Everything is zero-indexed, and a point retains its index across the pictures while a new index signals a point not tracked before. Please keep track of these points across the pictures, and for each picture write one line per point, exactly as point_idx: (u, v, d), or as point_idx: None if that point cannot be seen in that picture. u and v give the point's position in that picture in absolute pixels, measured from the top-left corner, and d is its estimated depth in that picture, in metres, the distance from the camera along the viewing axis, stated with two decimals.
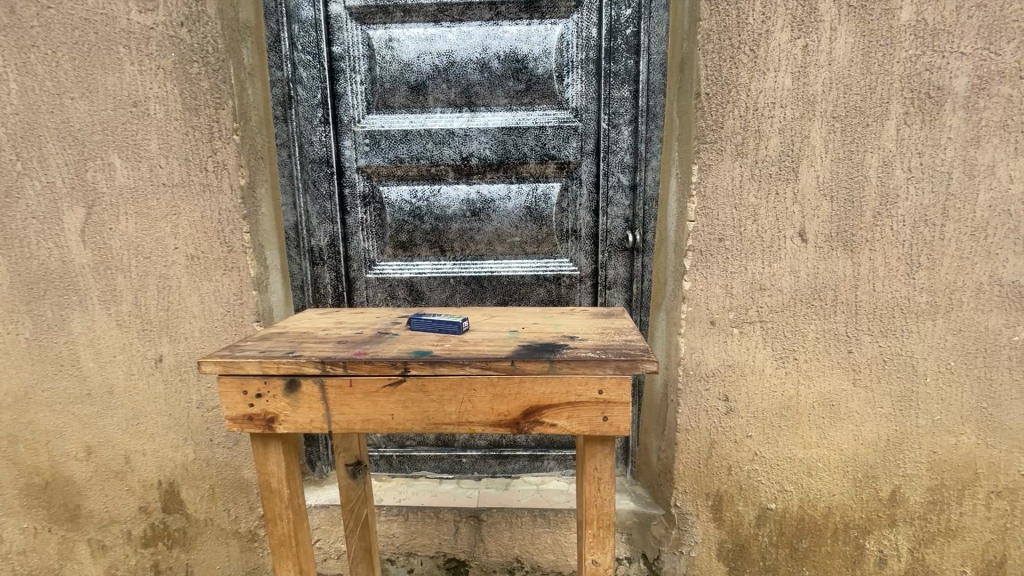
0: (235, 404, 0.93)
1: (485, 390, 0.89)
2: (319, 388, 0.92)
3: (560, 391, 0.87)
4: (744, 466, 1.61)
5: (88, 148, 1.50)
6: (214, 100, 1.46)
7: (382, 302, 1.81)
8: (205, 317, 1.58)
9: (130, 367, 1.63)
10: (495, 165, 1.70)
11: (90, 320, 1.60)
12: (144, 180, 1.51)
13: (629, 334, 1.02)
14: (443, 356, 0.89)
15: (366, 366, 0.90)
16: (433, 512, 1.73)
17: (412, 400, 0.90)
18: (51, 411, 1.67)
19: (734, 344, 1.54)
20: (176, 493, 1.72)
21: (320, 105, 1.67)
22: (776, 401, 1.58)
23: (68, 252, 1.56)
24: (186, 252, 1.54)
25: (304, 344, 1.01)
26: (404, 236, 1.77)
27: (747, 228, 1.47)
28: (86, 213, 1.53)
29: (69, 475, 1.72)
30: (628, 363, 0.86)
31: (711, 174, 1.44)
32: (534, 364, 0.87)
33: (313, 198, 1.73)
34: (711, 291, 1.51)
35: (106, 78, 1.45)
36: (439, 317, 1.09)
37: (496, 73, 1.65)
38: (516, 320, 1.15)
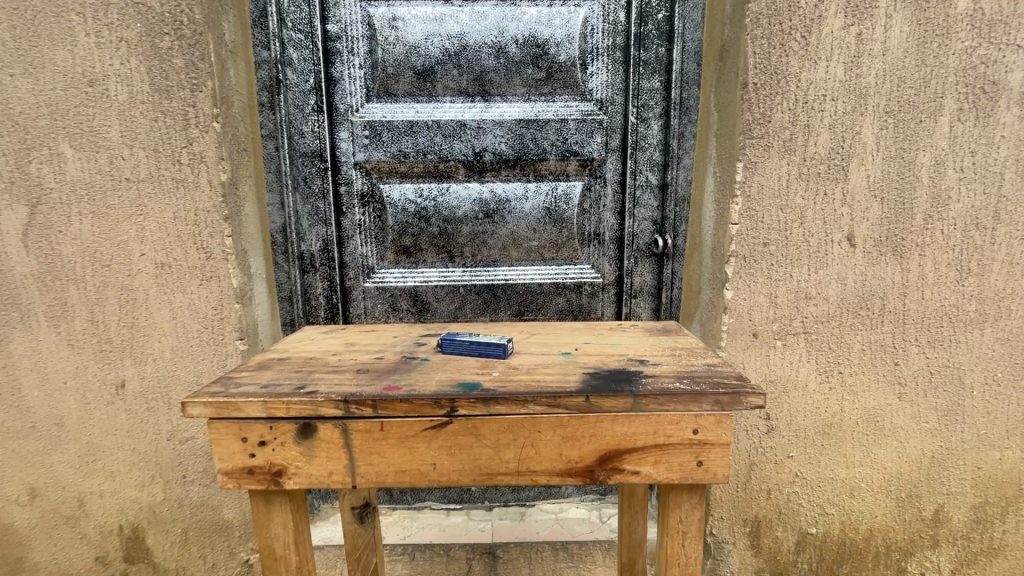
0: (232, 455, 0.73)
1: (553, 432, 0.72)
2: (341, 433, 0.73)
3: (645, 432, 0.71)
4: (784, 489, 1.47)
5: (31, 135, 1.25)
6: (190, 80, 1.23)
7: (382, 315, 1.61)
8: (178, 335, 1.35)
9: (85, 395, 1.39)
10: (511, 161, 1.54)
11: (35, 340, 1.35)
12: (102, 174, 1.27)
13: (705, 356, 0.87)
14: (500, 390, 0.72)
15: (404, 406, 0.71)
16: (443, 551, 1.53)
17: (461, 445, 0.73)
18: None
19: (776, 357, 1.40)
20: (141, 539, 1.48)
21: (313, 91, 1.46)
22: (819, 418, 1.44)
23: (6, 259, 1.30)
24: (155, 260, 1.31)
25: (315, 376, 0.82)
26: (407, 240, 1.58)
27: (794, 231, 1.35)
28: (29, 213, 1.28)
29: (8, 523, 1.45)
30: (730, 397, 0.71)
31: (757, 173, 1.31)
32: (615, 400, 0.71)
33: (303, 197, 1.52)
34: (755, 300, 1.37)
35: (55, 51, 1.21)
36: (476, 337, 0.92)
37: (514, 59, 1.49)
38: (563, 340, 0.98)
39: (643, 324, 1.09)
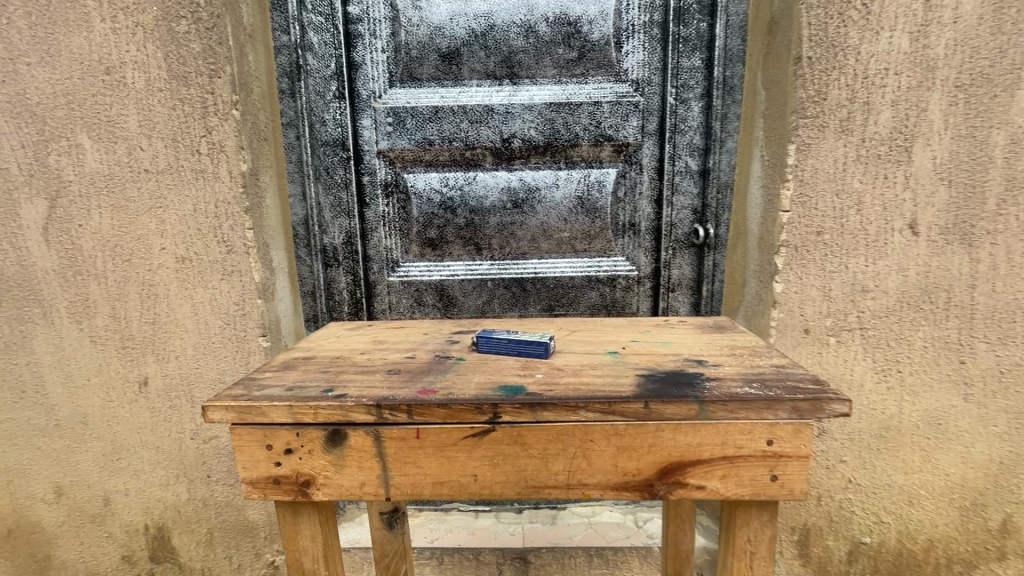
0: (256, 464, 0.68)
1: (608, 442, 0.64)
2: (373, 441, 0.66)
3: (712, 442, 0.63)
4: (836, 495, 1.38)
5: (49, 126, 1.21)
6: (208, 65, 1.18)
7: (407, 310, 1.55)
8: (200, 331, 1.31)
9: (108, 392, 1.35)
10: (541, 148, 1.46)
11: (58, 336, 1.32)
12: (122, 166, 1.23)
13: (769, 358, 0.78)
14: (548, 395, 0.65)
15: (441, 412, 0.65)
16: (472, 554, 1.47)
17: (505, 455, 0.66)
18: (12, 446, 1.38)
19: (829, 355, 1.30)
20: (166, 539, 1.45)
21: (334, 76, 1.40)
22: (875, 420, 1.33)
23: (28, 254, 1.27)
24: (175, 254, 1.27)
25: (343, 377, 0.75)
26: (433, 232, 1.51)
27: (850, 218, 1.23)
28: (50, 207, 1.25)
29: (35, 521, 1.43)
30: (810, 405, 0.62)
31: (810, 155, 1.21)
32: (678, 406, 0.63)
33: (325, 188, 1.46)
34: (807, 294, 1.27)
35: (72, 39, 1.17)
36: (514, 335, 0.85)
37: (544, 39, 1.41)
38: (608, 338, 0.90)
39: (692, 321, 1.01)
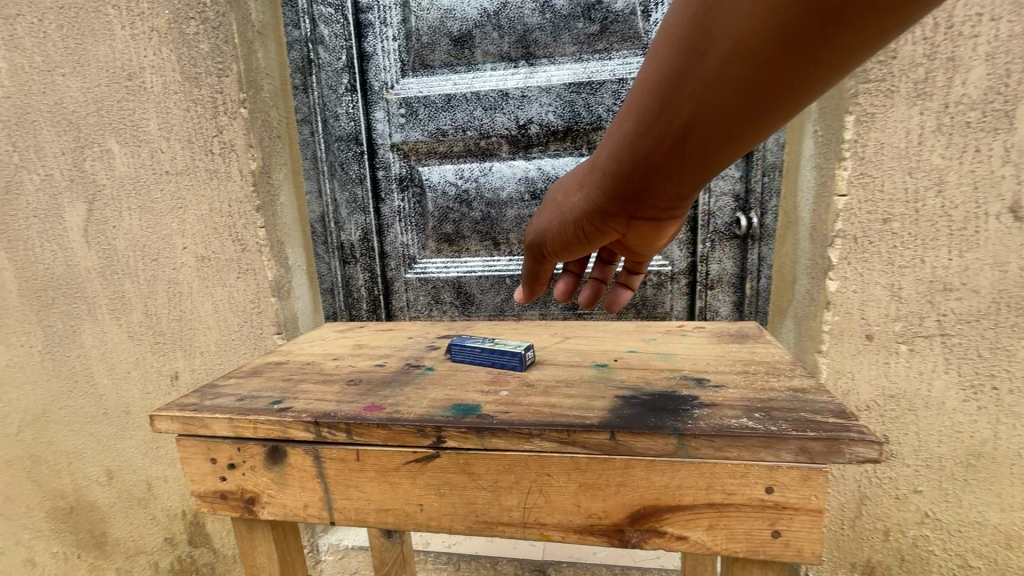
0: (204, 476, 0.65)
1: (567, 477, 0.55)
2: (314, 460, 0.61)
3: (695, 484, 0.52)
4: (909, 530, 1.15)
5: (84, 133, 1.27)
6: (217, 65, 1.19)
7: (425, 308, 1.51)
8: (221, 328, 1.34)
9: (145, 385, 1.42)
10: (561, 133, 1.34)
11: (101, 331, 1.40)
12: (146, 169, 1.27)
13: (791, 378, 0.64)
14: (500, 419, 0.56)
15: (381, 433, 0.58)
16: (490, 564, 1.40)
17: (452, 485, 0.58)
18: (69, 432, 1.50)
19: (900, 367, 1.08)
20: (202, 525, 1.52)
21: (346, 69, 1.39)
22: (961, 447, 1.08)
23: (73, 254, 1.35)
24: (196, 253, 1.30)
25: (301, 386, 0.70)
26: (449, 227, 1.45)
27: (928, 202, 1.00)
28: (88, 209, 1.32)
29: (92, 501, 1.55)
30: (824, 446, 0.48)
31: (874, 127, 1.00)
32: (652, 440, 0.52)
33: (341, 183, 1.45)
34: (870, 293, 1.06)
35: (97, 47, 1.22)
36: (494, 345, 0.76)
37: (562, 13, 1.29)
38: (603, 347, 0.79)
39: (711, 327, 0.87)
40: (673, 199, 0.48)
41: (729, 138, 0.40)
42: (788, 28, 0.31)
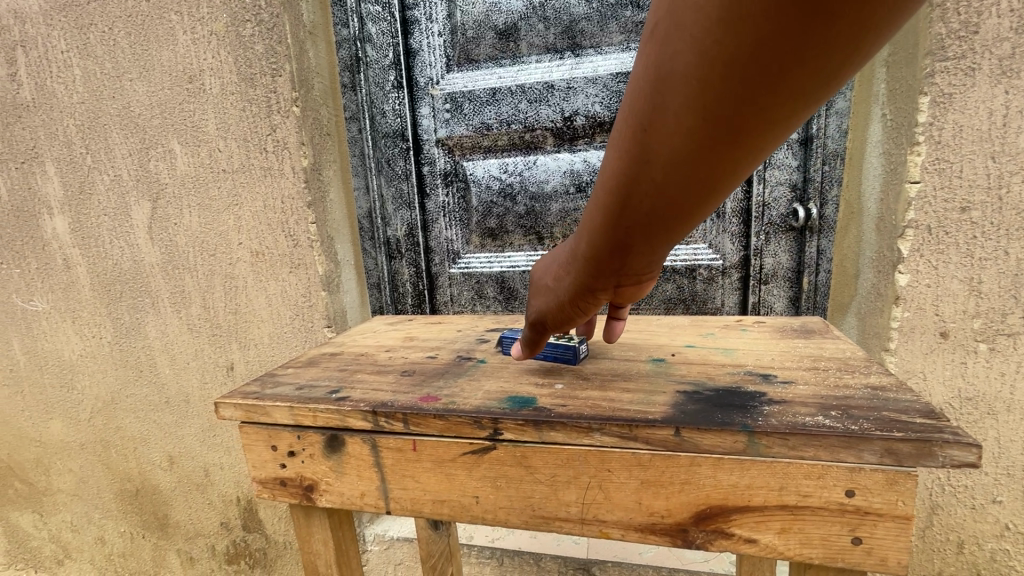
0: (265, 462, 0.68)
1: (628, 473, 0.53)
2: (371, 449, 0.62)
3: (767, 485, 0.49)
4: (987, 544, 1.06)
5: (148, 135, 1.34)
6: (271, 65, 1.22)
7: (468, 303, 1.51)
8: (273, 321, 1.38)
9: (204, 375, 1.49)
10: (607, 124, 1.32)
11: (164, 324, 1.47)
12: (205, 168, 1.32)
13: (867, 376, 0.60)
14: (558, 412, 0.55)
15: (437, 424, 0.58)
16: (532, 560, 1.38)
17: (508, 478, 0.57)
18: (136, 418, 1.58)
19: (978, 368, 1.00)
20: (255, 511, 1.58)
21: (392, 66, 1.40)
22: None
23: (139, 251, 1.43)
24: (251, 248, 1.34)
25: (356, 376, 0.71)
26: (493, 221, 1.45)
27: (1014, 189, 0.92)
28: (152, 207, 1.39)
29: (155, 484, 1.63)
30: (914, 448, 0.45)
31: (953, 108, 0.93)
32: (721, 436, 0.49)
33: (388, 179, 1.47)
34: (945, 288, 0.99)
35: (162, 52, 1.28)
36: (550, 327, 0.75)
37: (609, 1, 1.26)
38: (658, 342, 0.77)
39: (771, 322, 0.83)
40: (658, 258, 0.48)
41: (696, 208, 0.40)
42: (724, 121, 0.32)
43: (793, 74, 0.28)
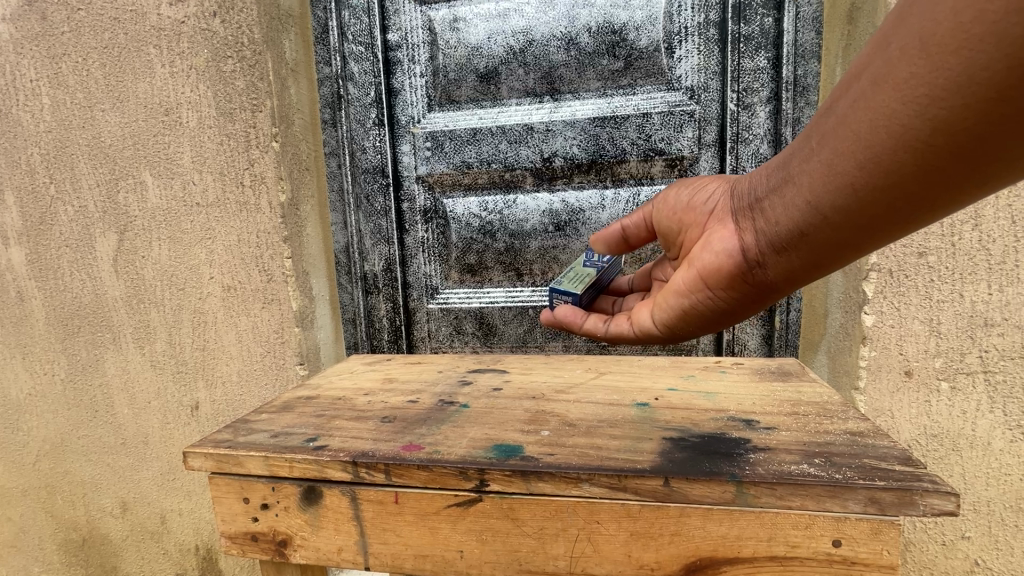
0: (235, 516, 0.64)
1: (618, 525, 0.53)
2: (351, 501, 0.60)
3: (756, 536, 0.50)
4: None
5: (119, 166, 1.30)
6: (251, 101, 1.22)
7: (447, 339, 1.50)
8: (242, 358, 1.33)
9: (166, 414, 1.41)
10: (585, 166, 1.35)
11: (124, 360, 1.40)
12: (177, 200, 1.29)
13: (843, 422, 0.61)
14: (546, 462, 0.54)
15: (421, 474, 0.56)
16: None
17: (494, 531, 0.56)
18: (87, 461, 1.48)
19: (942, 405, 1.03)
20: (214, 560, 1.48)
21: (374, 104, 1.42)
22: (1011, 491, 1.02)
23: (101, 284, 1.37)
24: (222, 283, 1.30)
25: (334, 423, 0.69)
26: (472, 257, 1.45)
27: (965, 236, 0.98)
28: (118, 239, 1.34)
29: (105, 533, 1.52)
30: (895, 497, 0.47)
31: None
32: (710, 486, 0.50)
33: (366, 215, 1.46)
34: (907, 328, 1.03)
35: (137, 84, 1.25)
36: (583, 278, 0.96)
37: (586, 50, 1.31)
38: (641, 385, 0.77)
39: (750, 364, 0.85)
40: (782, 284, 0.68)
41: (837, 217, 0.56)
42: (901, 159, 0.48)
43: (965, 157, 0.45)
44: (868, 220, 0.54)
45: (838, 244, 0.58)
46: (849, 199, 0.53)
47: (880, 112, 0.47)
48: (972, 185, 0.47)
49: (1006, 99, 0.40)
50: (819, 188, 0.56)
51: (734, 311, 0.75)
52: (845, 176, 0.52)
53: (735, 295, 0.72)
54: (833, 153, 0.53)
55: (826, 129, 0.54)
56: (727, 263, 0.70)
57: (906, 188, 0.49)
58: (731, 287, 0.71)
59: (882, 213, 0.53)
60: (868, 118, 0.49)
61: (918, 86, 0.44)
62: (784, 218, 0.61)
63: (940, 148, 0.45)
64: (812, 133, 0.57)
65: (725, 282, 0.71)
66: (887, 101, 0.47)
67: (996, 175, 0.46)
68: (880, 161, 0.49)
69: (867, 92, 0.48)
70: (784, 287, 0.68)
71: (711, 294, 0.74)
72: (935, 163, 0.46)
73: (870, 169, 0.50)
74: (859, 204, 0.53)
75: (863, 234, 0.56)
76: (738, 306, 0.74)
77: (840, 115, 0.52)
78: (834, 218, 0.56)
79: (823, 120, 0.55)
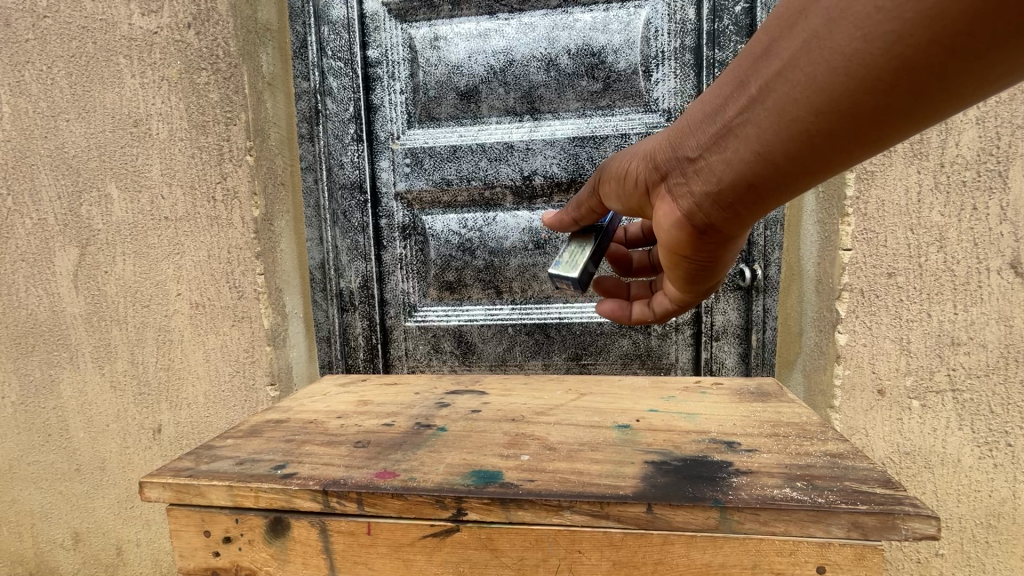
0: (195, 551, 0.60)
1: (600, 554, 0.52)
2: (320, 533, 0.57)
3: (740, 562, 0.50)
4: None
5: (83, 177, 1.25)
6: (225, 114, 1.19)
7: (424, 357, 1.47)
8: (209, 379, 1.27)
9: (125, 438, 1.34)
10: (565, 185, 1.36)
11: (82, 382, 1.33)
12: (144, 214, 1.24)
13: (824, 444, 0.61)
14: (526, 489, 0.53)
15: (395, 505, 0.54)
16: None
17: (472, 562, 0.55)
18: (37, 489, 1.39)
19: (913, 424, 1.05)
20: None
21: (352, 120, 1.41)
22: (980, 507, 1.04)
23: (59, 301, 1.30)
24: (190, 299, 1.25)
25: (304, 449, 0.66)
26: (451, 274, 1.44)
27: (931, 258, 1.01)
28: (80, 254, 1.28)
29: (54, 567, 1.42)
30: (878, 522, 0.47)
31: (875, 185, 1.02)
32: (693, 513, 0.50)
33: (343, 231, 1.44)
34: (879, 347, 1.04)
35: (106, 95, 1.21)
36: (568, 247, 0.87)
37: (566, 71, 1.32)
38: (622, 406, 0.76)
39: (729, 385, 0.84)
40: (734, 237, 0.61)
41: (795, 163, 0.49)
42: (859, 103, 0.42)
43: (927, 95, 0.40)
44: (820, 162, 0.48)
45: (788, 190, 0.53)
46: (800, 144, 0.47)
47: (838, 51, 0.40)
48: (923, 121, 0.42)
49: (978, 31, 0.34)
50: (767, 140, 0.49)
51: (701, 271, 0.66)
52: (798, 122, 0.46)
53: (696, 258, 0.64)
54: (782, 99, 0.46)
55: (770, 75, 0.46)
56: (677, 231, 0.61)
57: (867, 129, 0.44)
58: (684, 252, 0.63)
59: (833, 151, 0.47)
60: (824, 58, 0.41)
61: (883, 20, 0.37)
62: (727, 174, 0.53)
63: (903, 85, 0.39)
64: (750, 77, 0.49)
65: (680, 249, 0.63)
66: (847, 38, 0.40)
67: (956, 104, 0.41)
68: (836, 103, 0.43)
69: (821, 30, 0.41)
70: (736, 238, 0.62)
71: (677, 263, 0.65)
72: (895, 100, 0.41)
73: (823, 113, 0.44)
74: (811, 150, 0.47)
75: (809, 175, 0.50)
76: (704, 266, 0.65)
77: (786, 58, 0.44)
78: (785, 166, 0.50)
79: (761, 64, 0.47)
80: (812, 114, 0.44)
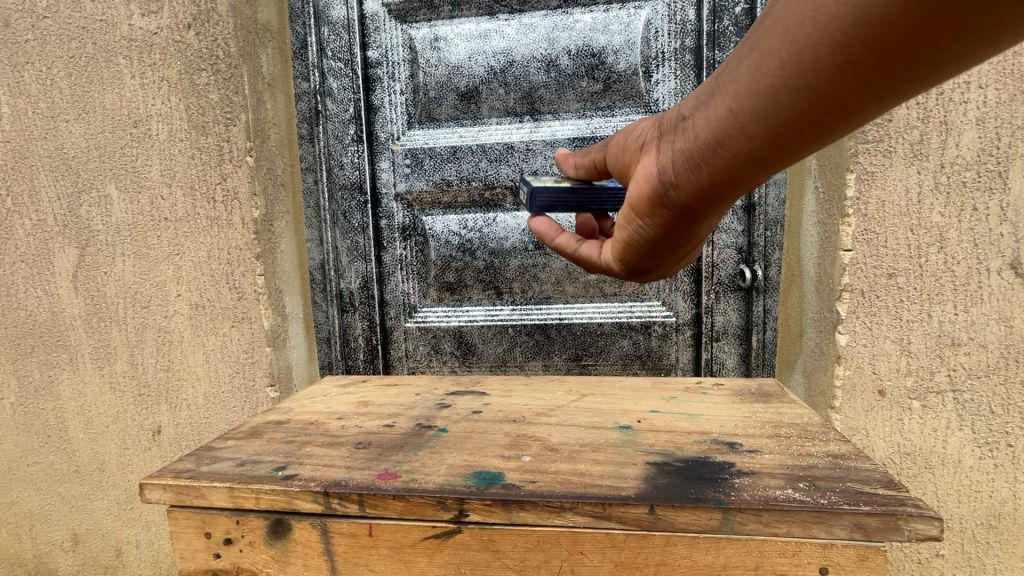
0: (196, 553, 0.60)
1: (602, 556, 0.52)
2: (321, 535, 0.57)
3: (743, 563, 0.50)
4: None
5: (82, 178, 1.25)
6: (225, 114, 1.19)
7: (424, 358, 1.47)
8: (209, 380, 1.27)
9: (124, 439, 1.33)
10: None
11: (81, 383, 1.32)
12: (144, 215, 1.24)
13: (826, 444, 0.61)
14: (528, 490, 0.53)
15: (396, 506, 0.54)
16: None
17: (474, 563, 0.55)
18: (36, 491, 1.39)
19: (913, 424, 1.05)
20: None
21: (352, 120, 1.41)
22: (981, 507, 1.04)
23: (59, 301, 1.30)
24: (190, 300, 1.25)
25: (305, 450, 0.65)
26: (451, 275, 1.44)
27: (931, 258, 1.01)
28: (79, 255, 1.27)
29: (53, 568, 1.41)
30: (880, 522, 0.47)
31: (875, 185, 1.02)
32: (696, 514, 0.49)
33: (343, 231, 1.44)
34: (880, 348, 1.04)
35: (105, 95, 1.21)
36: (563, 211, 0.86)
37: (566, 72, 1.33)
38: (623, 407, 0.76)
39: (730, 385, 0.84)
40: (699, 211, 0.59)
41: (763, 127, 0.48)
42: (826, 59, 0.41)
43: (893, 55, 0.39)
44: (790, 129, 0.47)
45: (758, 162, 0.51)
46: (769, 104, 0.46)
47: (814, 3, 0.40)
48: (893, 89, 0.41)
49: None
50: (740, 98, 0.48)
51: (664, 243, 0.65)
52: (770, 79, 0.45)
53: (659, 226, 0.62)
54: (760, 55, 0.45)
55: (758, 33, 0.46)
56: (645, 193, 0.60)
57: (835, 90, 0.43)
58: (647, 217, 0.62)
59: (801, 117, 0.46)
60: (801, 11, 0.41)
61: None
62: (700, 133, 0.52)
63: (868, 42, 0.38)
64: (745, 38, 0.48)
65: (645, 213, 0.61)
66: None
67: (926, 73, 0.40)
68: (805, 58, 0.42)
69: None
70: (704, 214, 0.60)
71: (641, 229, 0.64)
72: (863, 59, 0.40)
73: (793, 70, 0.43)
74: (779, 113, 0.46)
75: (779, 146, 0.49)
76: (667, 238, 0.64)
77: (773, 14, 0.44)
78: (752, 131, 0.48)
79: (757, 25, 0.47)
80: (784, 70, 0.44)
